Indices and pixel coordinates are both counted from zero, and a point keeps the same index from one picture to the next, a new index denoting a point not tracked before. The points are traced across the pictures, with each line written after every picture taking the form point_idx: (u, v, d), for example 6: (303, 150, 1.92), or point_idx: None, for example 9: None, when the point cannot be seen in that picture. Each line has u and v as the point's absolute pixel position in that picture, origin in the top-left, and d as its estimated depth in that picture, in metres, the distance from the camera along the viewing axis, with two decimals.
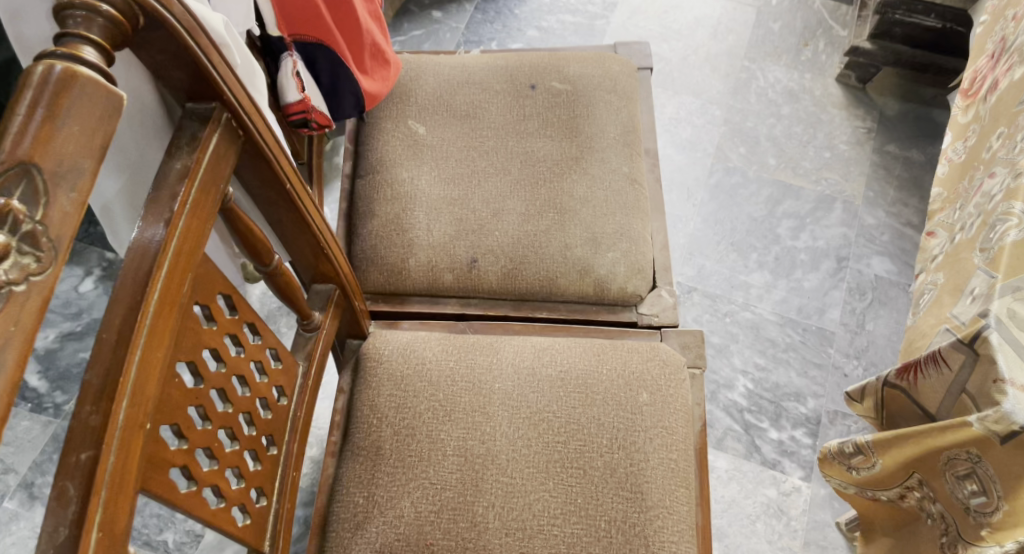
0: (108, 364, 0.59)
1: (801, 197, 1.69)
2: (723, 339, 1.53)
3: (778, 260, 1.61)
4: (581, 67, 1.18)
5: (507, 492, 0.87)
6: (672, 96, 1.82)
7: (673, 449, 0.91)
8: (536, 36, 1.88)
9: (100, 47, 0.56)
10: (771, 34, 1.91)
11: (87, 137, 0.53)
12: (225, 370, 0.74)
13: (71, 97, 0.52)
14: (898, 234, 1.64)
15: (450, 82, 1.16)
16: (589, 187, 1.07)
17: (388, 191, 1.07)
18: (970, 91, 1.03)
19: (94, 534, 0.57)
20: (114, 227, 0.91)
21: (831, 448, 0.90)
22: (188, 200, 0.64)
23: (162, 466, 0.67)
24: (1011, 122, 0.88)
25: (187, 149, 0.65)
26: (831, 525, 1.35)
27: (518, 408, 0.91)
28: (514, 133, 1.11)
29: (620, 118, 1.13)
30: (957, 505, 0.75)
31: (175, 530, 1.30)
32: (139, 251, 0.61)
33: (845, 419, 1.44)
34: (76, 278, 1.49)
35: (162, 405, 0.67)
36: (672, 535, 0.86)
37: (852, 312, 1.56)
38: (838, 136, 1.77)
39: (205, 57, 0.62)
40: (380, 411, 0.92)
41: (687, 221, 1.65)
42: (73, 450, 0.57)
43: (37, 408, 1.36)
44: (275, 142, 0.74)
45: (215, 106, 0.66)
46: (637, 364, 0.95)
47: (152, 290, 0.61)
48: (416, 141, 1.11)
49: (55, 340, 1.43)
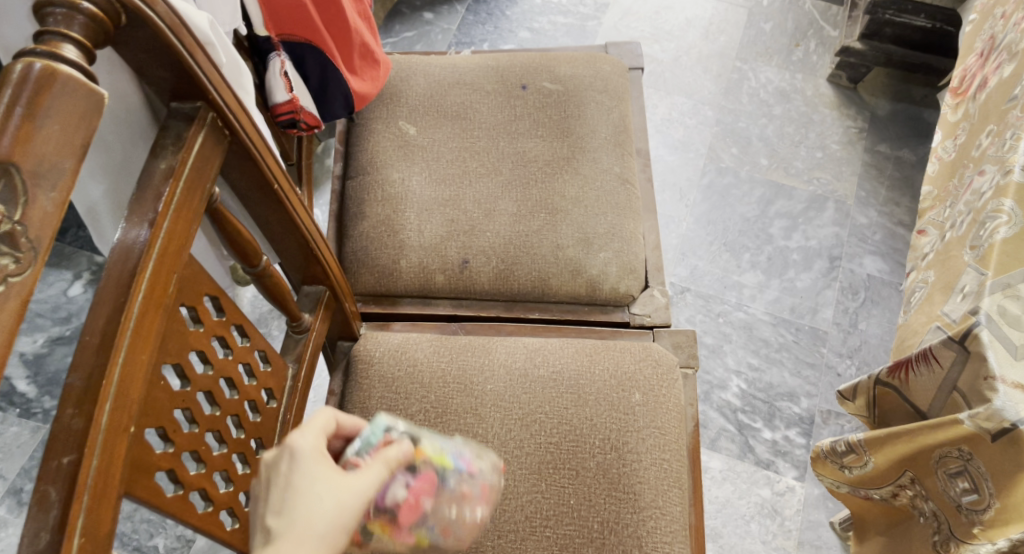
0: (91, 366, 0.59)
1: (793, 197, 1.69)
2: (717, 339, 1.53)
3: (770, 260, 1.61)
4: (572, 67, 1.17)
5: (500, 493, 0.86)
6: (664, 96, 1.81)
7: (666, 449, 0.90)
8: (528, 37, 1.88)
9: (80, 44, 0.55)
10: (762, 34, 1.91)
11: (67, 136, 0.53)
12: (213, 372, 0.73)
13: (53, 96, 0.52)
14: (890, 233, 1.64)
15: (441, 83, 1.15)
16: (582, 187, 1.07)
17: (379, 192, 1.07)
18: (960, 89, 1.03)
19: (76, 539, 0.56)
20: (100, 229, 0.90)
21: (824, 447, 0.90)
22: (173, 201, 0.63)
23: (147, 470, 0.66)
24: (1001, 120, 0.88)
25: (173, 148, 0.64)
26: (826, 525, 1.35)
27: (509, 409, 0.91)
28: (506, 134, 1.11)
29: (611, 118, 1.13)
30: (950, 503, 0.75)
31: (166, 535, 1.28)
32: (123, 253, 0.61)
33: (838, 419, 1.44)
34: (65, 282, 1.47)
35: (148, 408, 0.66)
36: (666, 535, 0.86)
37: (845, 312, 1.55)
38: (830, 135, 1.77)
39: (190, 56, 0.62)
40: (372, 413, 0.91)
41: (680, 221, 1.65)
42: (56, 455, 0.57)
43: (25, 414, 1.35)
44: (262, 142, 0.73)
45: (200, 106, 0.65)
46: (629, 364, 0.95)
47: (137, 292, 0.61)
48: (407, 142, 1.10)
49: (44, 344, 1.42)
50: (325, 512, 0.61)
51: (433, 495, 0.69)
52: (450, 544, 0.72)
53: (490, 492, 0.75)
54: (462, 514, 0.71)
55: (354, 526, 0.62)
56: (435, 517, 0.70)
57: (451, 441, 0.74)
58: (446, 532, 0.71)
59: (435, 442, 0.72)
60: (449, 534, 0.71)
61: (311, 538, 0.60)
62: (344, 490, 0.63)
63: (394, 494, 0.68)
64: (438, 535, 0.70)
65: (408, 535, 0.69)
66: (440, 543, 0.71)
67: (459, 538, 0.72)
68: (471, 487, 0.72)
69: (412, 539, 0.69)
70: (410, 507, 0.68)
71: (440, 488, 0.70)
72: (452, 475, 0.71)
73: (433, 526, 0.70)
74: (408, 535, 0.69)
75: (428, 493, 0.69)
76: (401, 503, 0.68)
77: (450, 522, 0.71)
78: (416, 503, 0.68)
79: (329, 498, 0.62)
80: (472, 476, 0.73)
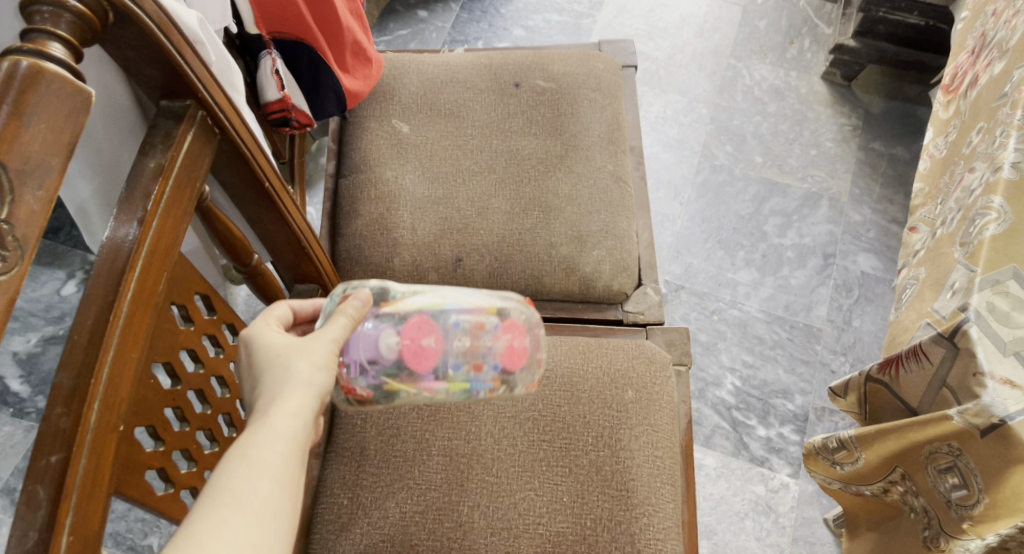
0: (80, 365, 0.59)
1: (788, 194, 1.69)
2: (711, 337, 1.53)
3: (764, 258, 1.61)
4: (566, 65, 1.17)
5: (493, 491, 0.86)
6: (659, 94, 1.81)
7: (658, 446, 0.90)
8: (523, 35, 1.88)
9: (68, 43, 0.56)
10: (757, 32, 1.91)
11: (54, 135, 0.53)
12: (204, 370, 0.73)
13: (39, 94, 0.53)
14: (883, 231, 1.65)
15: (433, 80, 1.15)
16: (574, 185, 1.07)
17: (372, 190, 1.07)
18: (951, 86, 1.03)
19: (65, 538, 0.57)
20: (89, 227, 0.90)
21: (815, 444, 0.90)
22: (162, 197, 0.63)
23: (137, 469, 0.66)
24: (991, 117, 0.88)
25: (162, 146, 0.64)
26: (820, 522, 1.35)
27: (503, 407, 0.91)
28: (498, 132, 1.10)
29: (604, 116, 1.13)
30: (940, 498, 0.75)
31: (160, 535, 1.26)
32: (112, 250, 0.61)
33: (832, 416, 1.45)
34: (58, 281, 1.45)
35: (137, 407, 0.66)
36: (659, 532, 0.86)
37: (839, 309, 1.56)
38: (824, 133, 1.77)
39: (177, 53, 0.62)
40: (365, 411, 0.91)
41: (674, 219, 1.65)
42: (43, 454, 0.57)
43: (19, 413, 1.33)
44: (252, 141, 0.73)
45: (189, 104, 0.66)
46: (622, 361, 0.95)
47: (125, 290, 0.61)
48: (400, 140, 1.10)
49: (37, 343, 1.39)
50: (291, 366, 0.68)
51: (436, 338, 0.78)
52: (496, 378, 0.80)
53: (509, 321, 0.81)
54: (480, 344, 0.79)
55: (326, 367, 0.69)
56: (452, 353, 0.78)
57: (447, 289, 0.81)
58: (472, 366, 0.79)
59: (426, 293, 0.80)
60: (479, 368, 0.79)
61: (288, 390, 0.67)
62: (303, 344, 0.70)
63: (389, 341, 0.77)
64: (465, 371, 0.79)
65: (433, 379, 0.78)
66: (478, 378, 0.79)
67: (494, 367, 0.80)
68: (477, 320, 0.79)
69: (442, 380, 0.78)
70: (415, 348, 0.77)
71: (439, 330, 0.78)
72: (449, 315, 0.79)
73: (454, 363, 0.79)
74: (434, 378, 0.78)
75: (426, 333, 0.78)
76: (405, 351, 0.77)
77: (469, 356, 0.79)
78: (418, 344, 0.77)
79: (291, 353, 0.69)
80: (476, 312, 0.80)
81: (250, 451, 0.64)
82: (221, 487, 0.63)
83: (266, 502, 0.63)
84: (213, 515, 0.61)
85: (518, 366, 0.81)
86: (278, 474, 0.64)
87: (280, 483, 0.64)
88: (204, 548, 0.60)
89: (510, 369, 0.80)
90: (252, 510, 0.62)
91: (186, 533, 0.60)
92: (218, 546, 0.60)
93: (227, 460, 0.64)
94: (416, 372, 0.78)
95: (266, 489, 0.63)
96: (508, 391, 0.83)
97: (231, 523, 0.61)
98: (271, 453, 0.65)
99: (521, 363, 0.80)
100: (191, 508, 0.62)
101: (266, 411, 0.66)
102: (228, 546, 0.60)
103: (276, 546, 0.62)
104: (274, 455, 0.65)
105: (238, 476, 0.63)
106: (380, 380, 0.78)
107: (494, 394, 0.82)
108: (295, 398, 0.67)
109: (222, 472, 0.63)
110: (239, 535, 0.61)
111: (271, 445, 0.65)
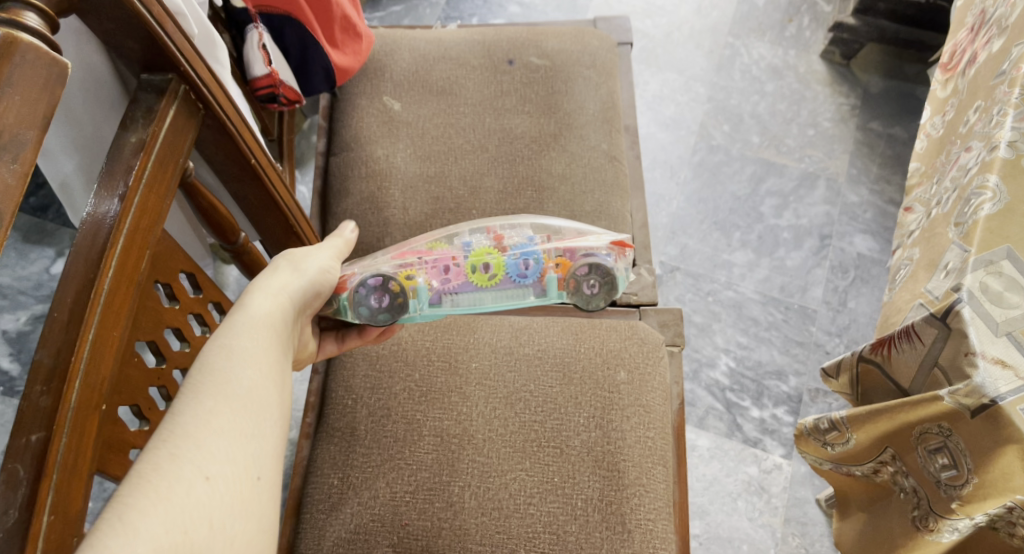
0: (60, 342, 0.59)
1: (785, 174, 1.68)
2: (706, 318, 1.52)
3: (761, 239, 1.60)
4: (560, 42, 1.15)
5: (484, 471, 0.86)
6: (656, 73, 1.79)
7: (651, 427, 0.89)
8: (518, 11, 1.85)
9: (42, 12, 0.58)
10: (756, 9, 1.88)
11: (30, 108, 0.54)
12: (190, 349, 0.74)
13: (14, 64, 0.54)
14: (881, 211, 1.64)
15: (426, 57, 1.13)
16: (568, 164, 1.05)
17: (365, 168, 1.06)
18: (949, 65, 1.02)
19: (45, 517, 0.57)
20: (72, 202, 0.89)
21: (807, 424, 0.88)
22: (144, 172, 0.64)
23: (120, 447, 0.67)
24: (988, 96, 0.87)
25: (143, 121, 0.66)
26: (812, 502, 1.35)
27: (494, 388, 0.90)
28: (491, 110, 1.09)
29: (599, 94, 1.11)
30: (929, 478, 0.75)
31: None
32: (94, 226, 0.62)
33: (826, 397, 1.45)
34: (47, 259, 1.43)
35: (122, 387, 0.67)
36: (649, 513, 0.85)
37: (835, 291, 1.55)
38: (821, 113, 1.75)
39: (158, 25, 0.65)
40: (355, 392, 0.91)
41: (670, 200, 1.64)
42: (23, 433, 0.57)
43: (8, 392, 1.32)
44: (237, 117, 0.75)
45: (170, 78, 0.68)
46: (614, 342, 0.94)
47: (107, 268, 0.61)
48: (391, 118, 1.08)
49: (27, 322, 1.38)
50: (275, 273, 0.71)
51: (430, 236, 0.81)
52: (542, 238, 0.79)
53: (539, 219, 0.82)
54: (494, 225, 0.81)
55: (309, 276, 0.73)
56: (452, 235, 0.80)
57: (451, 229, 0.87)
58: (488, 236, 0.79)
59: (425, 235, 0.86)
60: (503, 237, 0.79)
61: (265, 292, 0.69)
62: (292, 257, 0.73)
63: (375, 256, 0.80)
64: (482, 240, 0.79)
65: (448, 254, 0.78)
66: (507, 244, 0.79)
67: (527, 236, 0.79)
68: (483, 221, 0.82)
69: (465, 251, 0.78)
70: (400, 250, 0.79)
71: (434, 233, 0.81)
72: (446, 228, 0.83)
73: (470, 237, 0.79)
74: (452, 251, 0.78)
75: (412, 240, 0.81)
76: (394, 252, 0.79)
77: (484, 233, 0.80)
78: (406, 247, 0.80)
79: (280, 262, 0.73)
80: (489, 220, 0.83)
81: (229, 345, 0.65)
82: (204, 380, 0.63)
83: (251, 393, 0.63)
84: (199, 409, 0.61)
85: (590, 241, 0.80)
86: (262, 367, 0.65)
87: (265, 373, 0.65)
88: (191, 440, 0.59)
89: (567, 244, 0.79)
90: (240, 402, 0.62)
91: (174, 428, 0.60)
92: (204, 436, 0.60)
93: (206, 356, 0.64)
94: (421, 249, 0.78)
95: (252, 382, 0.64)
96: (607, 280, 0.80)
97: (217, 415, 0.61)
98: (253, 346, 0.65)
99: (575, 237, 0.80)
100: (174, 405, 0.62)
101: (241, 308, 0.68)
102: (217, 436, 0.60)
103: (265, 437, 0.63)
104: (255, 350, 0.65)
105: (221, 368, 0.63)
106: (382, 269, 0.77)
107: (576, 274, 0.79)
108: (270, 299, 0.69)
109: (202, 366, 0.63)
110: (227, 427, 0.61)
111: (250, 339, 0.66)
